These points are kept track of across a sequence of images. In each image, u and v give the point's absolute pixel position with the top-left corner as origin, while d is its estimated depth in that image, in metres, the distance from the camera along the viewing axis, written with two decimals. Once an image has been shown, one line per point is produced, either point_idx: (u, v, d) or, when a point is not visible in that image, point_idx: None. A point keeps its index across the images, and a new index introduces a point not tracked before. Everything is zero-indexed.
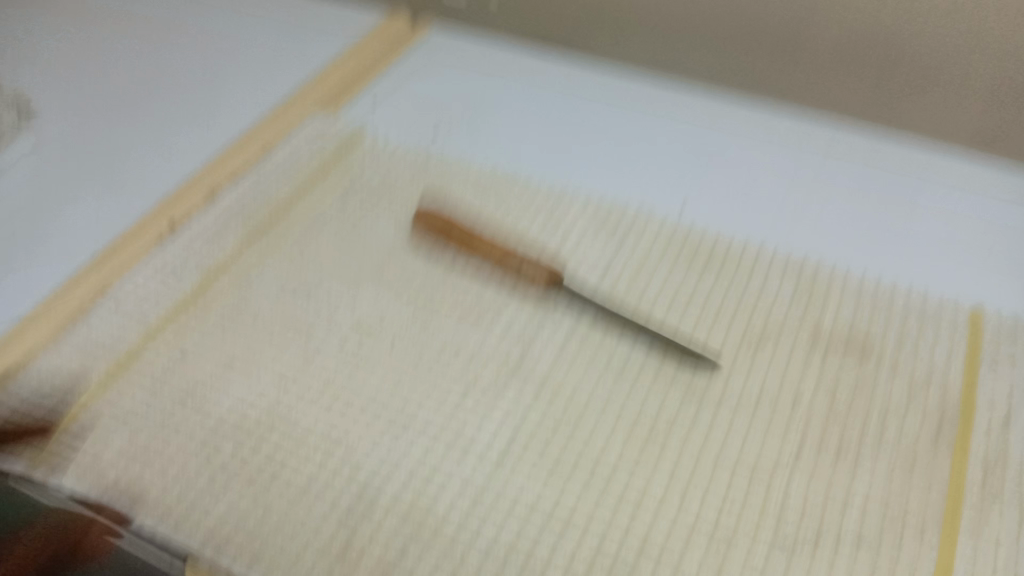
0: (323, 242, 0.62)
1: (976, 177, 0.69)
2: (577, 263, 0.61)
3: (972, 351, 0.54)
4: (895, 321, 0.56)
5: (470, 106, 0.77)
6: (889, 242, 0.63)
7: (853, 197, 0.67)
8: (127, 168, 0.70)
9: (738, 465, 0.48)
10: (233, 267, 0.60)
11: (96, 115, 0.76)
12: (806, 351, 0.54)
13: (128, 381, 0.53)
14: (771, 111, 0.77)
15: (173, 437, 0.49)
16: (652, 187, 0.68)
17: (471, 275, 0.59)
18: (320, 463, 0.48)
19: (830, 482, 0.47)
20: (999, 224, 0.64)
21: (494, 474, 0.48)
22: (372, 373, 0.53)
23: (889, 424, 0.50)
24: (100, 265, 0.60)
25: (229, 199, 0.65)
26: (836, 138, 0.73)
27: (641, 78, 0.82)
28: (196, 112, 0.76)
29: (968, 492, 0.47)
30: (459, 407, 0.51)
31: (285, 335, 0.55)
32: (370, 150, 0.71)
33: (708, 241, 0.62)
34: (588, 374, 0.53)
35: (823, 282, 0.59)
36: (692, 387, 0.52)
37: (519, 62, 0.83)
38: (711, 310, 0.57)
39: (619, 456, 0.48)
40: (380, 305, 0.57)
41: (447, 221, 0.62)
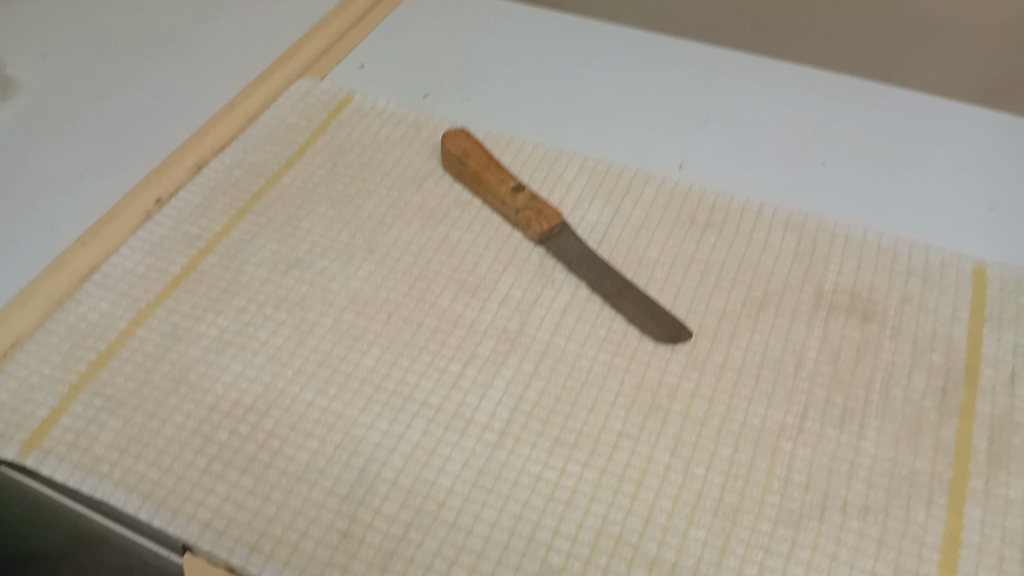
0: (315, 214, 0.60)
1: (981, 129, 0.68)
2: (577, 227, 0.59)
3: (976, 312, 0.54)
4: (898, 281, 0.55)
5: (458, 64, 0.75)
6: (892, 198, 0.62)
7: (852, 152, 0.66)
8: (106, 137, 0.67)
9: (742, 434, 0.47)
10: (222, 245, 0.58)
11: (77, 81, 0.73)
12: (809, 315, 0.53)
13: (119, 368, 0.51)
14: (768, 65, 0.75)
15: (165, 427, 0.49)
16: (648, 147, 0.66)
17: (466, 245, 0.58)
18: (316, 449, 0.47)
19: (833, 451, 0.47)
20: (1003, 178, 0.63)
21: (495, 453, 0.47)
22: (369, 352, 0.52)
23: (894, 389, 0.50)
24: (87, 240, 0.58)
25: (215, 172, 0.63)
26: (836, 92, 0.71)
27: (636, 34, 0.80)
28: (179, 77, 0.73)
29: (973, 461, 0.47)
30: (456, 385, 0.50)
31: (277, 315, 0.54)
32: (360, 112, 0.68)
33: (709, 202, 0.61)
34: (588, 345, 0.52)
35: (825, 242, 0.58)
36: (694, 354, 0.51)
37: (508, 18, 0.81)
38: (713, 272, 0.56)
39: (622, 429, 0.48)
40: (374, 281, 0.56)
41: (464, 151, 0.61)
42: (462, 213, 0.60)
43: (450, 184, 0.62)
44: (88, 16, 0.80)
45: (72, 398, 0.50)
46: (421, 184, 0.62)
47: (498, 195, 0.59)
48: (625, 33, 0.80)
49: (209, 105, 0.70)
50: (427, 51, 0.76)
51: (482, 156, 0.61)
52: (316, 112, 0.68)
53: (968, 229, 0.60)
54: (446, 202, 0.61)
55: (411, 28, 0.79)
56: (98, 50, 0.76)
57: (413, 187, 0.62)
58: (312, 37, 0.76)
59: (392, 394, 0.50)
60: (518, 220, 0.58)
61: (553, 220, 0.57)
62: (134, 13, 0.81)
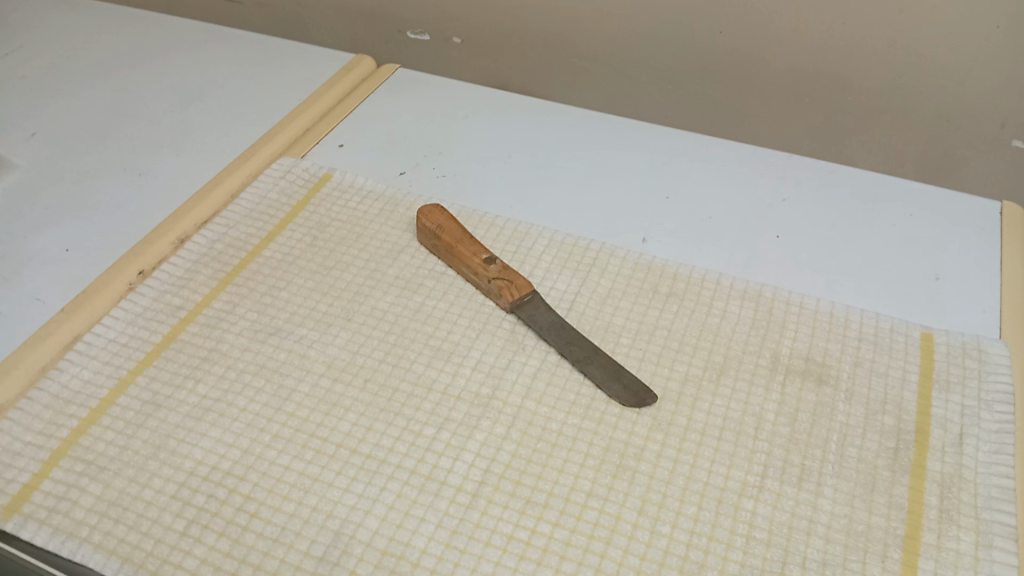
0: (295, 285, 0.62)
1: (926, 203, 0.72)
2: (547, 296, 0.62)
3: (924, 375, 0.57)
4: (850, 346, 0.58)
5: (433, 144, 0.79)
6: (843, 269, 0.66)
7: (806, 226, 0.70)
8: (92, 211, 0.70)
9: (706, 493, 0.49)
10: (203, 315, 0.60)
11: (65, 159, 0.75)
12: (768, 378, 0.56)
13: (100, 435, 0.53)
14: (728, 144, 0.80)
15: (145, 492, 0.50)
16: (614, 222, 0.70)
17: (440, 313, 0.60)
18: (292, 512, 0.48)
19: (793, 509, 0.49)
20: (947, 250, 0.67)
21: (468, 514, 0.48)
22: (345, 417, 0.53)
23: (849, 449, 0.52)
24: (71, 311, 0.60)
25: (198, 245, 0.66)
26: (790, 170, 0.76)
27: (603, 116, 0.84)
28: (164, 155, 0.76)
29: (925, 517, 0.49)
30: (431, 448, 0.52)
31: (256, 381, 0.55)
32: (339, 188, 0.72)
33: (671, 272, 0.64)
34: (558, 408, 0.54)
35: (781, 310, 0.61)
36: (659, 416, 0.53)
37: (482, 101, 0.85)
38: (676, 338, 0.59)
39: (591, 489, 0.49)
40: (351, 348, 0.58)
41: (439, 226, 0.64)
42: (437, 283, 0.63)
43: (425, 256, 0.65)
44: (78, 98, 0.84)
45: (53, 463, 0.51)
46: (398, 256, 0.65)
47: (471, 267, 0.62)
48: (592, 115, 0.84)
49: (192, 181, 0.73)
50: (405, 131, 0.80)
51: (456, 230, 0.64)
52: (297, 189, 0.71)
53: (915, 298, 0.63)
54: (421, 272, 0.64)
55: (389, 110, 0.83)
56: (88, 129, 0.79)
57: (390, 259, 0.65)
58: (294, 118, 0.80)
59: (368, 457, 0.51)
60: (490, 290, 0.61)
61: (524, 290, 0.60)
62: (122, 95, 0.85)
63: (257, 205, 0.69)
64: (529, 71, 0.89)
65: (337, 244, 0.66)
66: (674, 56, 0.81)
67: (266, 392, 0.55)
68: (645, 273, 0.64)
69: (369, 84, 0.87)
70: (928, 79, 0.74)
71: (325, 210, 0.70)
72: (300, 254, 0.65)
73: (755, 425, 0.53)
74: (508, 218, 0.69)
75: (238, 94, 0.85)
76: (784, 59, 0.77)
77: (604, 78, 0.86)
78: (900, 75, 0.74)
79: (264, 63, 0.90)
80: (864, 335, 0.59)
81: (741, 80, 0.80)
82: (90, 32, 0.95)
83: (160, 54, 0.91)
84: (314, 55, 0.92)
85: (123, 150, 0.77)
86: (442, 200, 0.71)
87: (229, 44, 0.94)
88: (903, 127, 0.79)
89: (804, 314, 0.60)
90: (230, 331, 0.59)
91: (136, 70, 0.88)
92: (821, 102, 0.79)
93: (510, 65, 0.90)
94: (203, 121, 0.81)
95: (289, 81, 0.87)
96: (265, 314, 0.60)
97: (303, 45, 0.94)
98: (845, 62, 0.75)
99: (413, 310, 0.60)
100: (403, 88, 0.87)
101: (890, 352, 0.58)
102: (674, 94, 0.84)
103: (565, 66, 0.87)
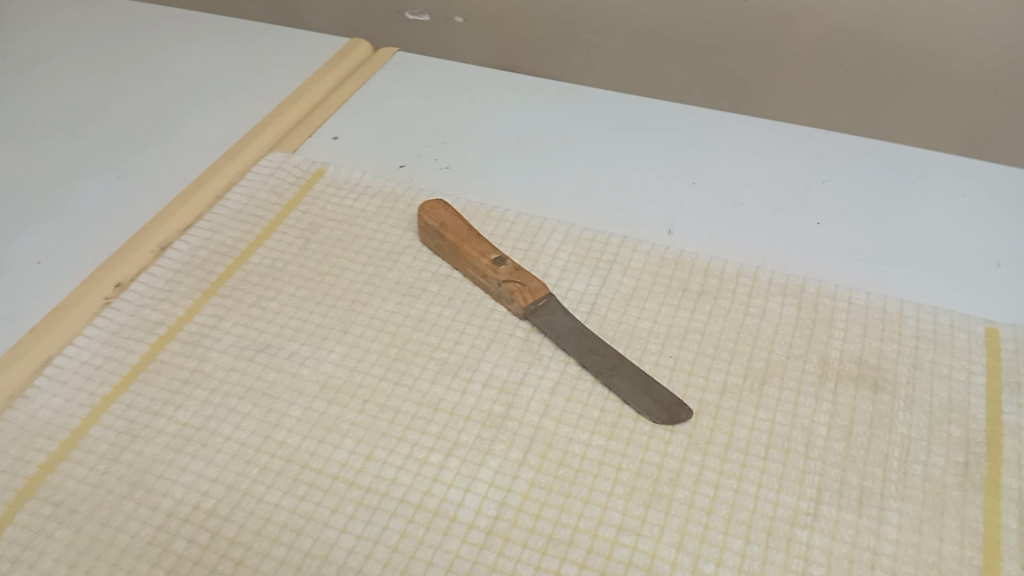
0: (285, 294, 0.57)
1: (978, 180, 0.65)
2: (564, 299, 0.56)
3: (992, 376, 0.50)
4: (906, 347, 0.52)
5: (435, 133, 0.72)
6: (892, 257, 0.59)
7: (847, 210, 0.63)
8: (68, 217, 0.64)
9: (752, 524, 0.43)
10: (185, 331, 0.54)
11: (39, 161, 0.70)
12: (815, 386, 0.50)
13: (71, 471, 0.47)
14: (755, 122, 0.73)
15: (119, 537, 0.44)
16: (635, 212, 0.64)
17: (446, 321, 0.54)
18: (284, 558, 0.43)
19: (853, 539, 0.43)
20: (1005, 232, 0.61)
21: (482, 556, 0.43)
22: (342, 444, 0.48)
23: (912, 465, 0.46)
24: (41, 331, 0.54)
25: (181, 253, 0.60)
26: (825, 148, 0.69)
27: (617, 96, 0.78)
28: (146, 155, 0.70)
29: (1005, 543, 0.43)
30: (438, 479, 0.46)
31: (243, 406, 0.50)
32: (333, 185, 0.66)
33: (700, 268, 0.58)
34: (580, 428, 0.48)
35: (826, 307, 0.54)
36: (695, 434, 0.47)
37: (486, 83, 0.79)
38: (709, 342, 0.52)
39: (621, 523, 0.44)
40: (348, 364, 0.52)
41: (443, 224, 0.58)
42: (441, 288, 0.57)
43: (428, 257, 0.59)
44: (54, 95, 0.78)
45: (20, 506, 0.46)
46: (399, 258, 0.59)
47: (478, 268, 0.56)
48: (605, 95, 0.78)
49: (176, 182, 0.67)
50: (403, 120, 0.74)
51: (461, 228, 0.58)
52: (287, 187, 0.66)
53: (974, 288, 0.57)
54: (424, 276, 0.58)
55: (386, 98, 0.77)
56: (64, 129, 0.73)
57: (389, 262, 0.59)
58: (284, 109, 0.74)
59: (368, 491, 0.45)
60: (500, 294, 0.55)
61: (538, 293, 0.54)
62: (101, 91, 0.79)
63: (246, 206, 0.64)
64: (537, 51, 0.82)
65: (332, 246, 0.60)
66: (693, 26, 0.73)
67: (256, 417, 0.49)
68: (673, 269, 0.58)
69: (364, 70, 0.80)
70: (974, 44, 0.65)
71: (321, 209, 0.64)
72: (292, 260, 0.59)
73: (804, 442, 0.47)
74: (517, 213, 0.63)
75: (225, 86, 0.79)
76: (809, 35, 0.69)
77: (617, 54, 0.79)
78: (942, 41, 0.65)
79: (252, 51, 0.84)
80: (921, 332, 0.53)
81: (767, 53, 0.72)
82: (67, 27, 0.89)
83: (141, 46, 0.85)
84: (305, 41, 0.85)
85: (101, 150, 0.71)
86: (446, 194, 0.65)
87: (214, 33, 0.87)
88: (947, 103, 0.69)
89: (852, 311, 0.54)
90: (216, 350, 0.53)
91: (116, 64, 0.83)
92: (856, 75, 0.70)
93: (517, 45, 0.83)
94: (188, 116, 0.75)
95: (279, 70, 0.81)
96: (255, 328, 0.54)
97: (294, 30, 0.88)
98: (880, 28, 0.66)
99: (417, 319, 0.55)
100: (400, 73, 0.81)
101: (952, 351, 0.52)
102: (694, 69, 0.76)
103: (576, 43, 0.79)
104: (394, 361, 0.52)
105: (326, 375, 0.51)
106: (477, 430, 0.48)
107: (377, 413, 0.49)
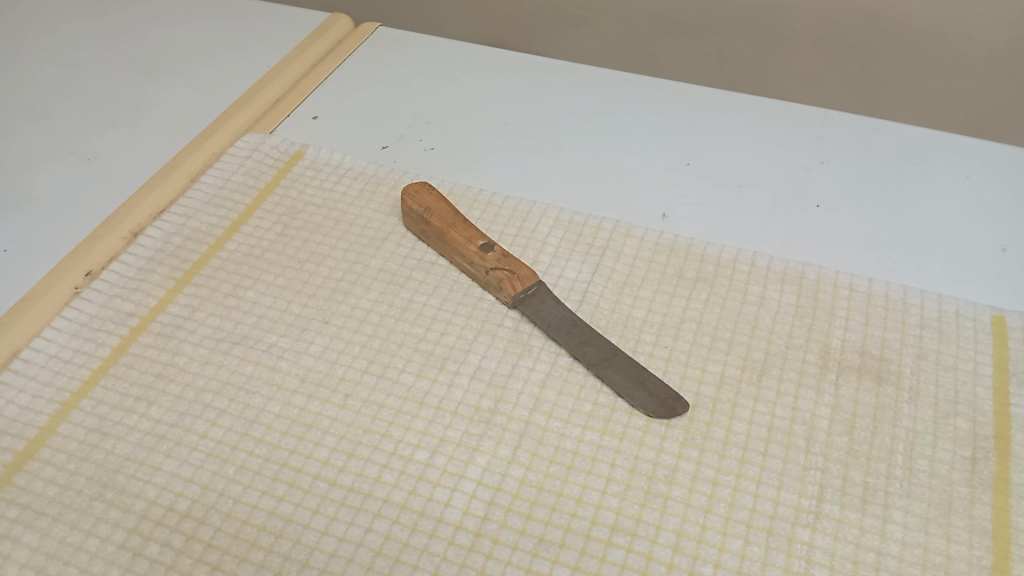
0: (263, 283, 0.54)
1: (982, 163, 0.63)
2: (554, 287, 0.53)
3: (1000, 367, 0.48)
4: (911, 336, 0.50)
5: (420, 113, 0.70)
6: (895, 243, 0.57)
7: (848, 194, 0.61)
8: (35, 203, 0.61)
9: (752, 523, 0.42)
10: (158, 323, 0.52)
11: (6, 145, 0.67)
12: (817, 377, 0.48)
13: (38, 472, 0.45)
14: (751, 102, 0.70)
15: (88, 540, 0.42)
16: (629, 196, 0.61)
17: (432, 311, 0.52)
18: (261, 562, 0.41)
19: (857, 539, 0.41)
20: (1012, 216, 0.59)
21: (470, 559, 0.41)
22: (322, 441, 0.45)
23: (918, 461, 0.44)
24: (6, 323, 0.51)
25: (154, 239, 0.57)
26: (825, 129, 0.67)
27: (610, 75, 0.75)
28: (118, 136, 0.68)
29: (1014, 543, 0.41)
30: (424, 478, 0.44)
31: (218, 401, 0.48)
32: (313, 167, 0.63)
33: (696, 254, 0.55)
34: (572, 423, 0.46)
35: (828, 295, 0.52)
36: (692, 429, 0.45)
37: (472, 61, 0.76)
38: (706, 332, 0.50)
39: (616, 523, 0.42)
40: (328, 357, 0.50)
41: (428, 208, 0.55)
42: (427, 276, 0.54)
43: (413, 243, 0.57)
44: (22, 75, 0.75)
45: None
46: (382, 244, 0.56)
47: (465, 255, 0.53)
48: (597, 74, 0.75)
49: (148, 164, 0.64)
50: (387, 100, 0.71)
51: (447, 213, 0.55)
52: (266, 169, 0.63)
53: (981, 274, 0.55)
54: (409, 264, 0.55)
55: (369, 77, 0.74)
56: (32, 111, 0.70)
57: (372, 249, 0.56)
58: (262, 89, 0.71)
59: (350, 491, 0.43)
60: (489, 283, 0.52)
61: (528, 281, 0.52)
62: (72, 70, 0.75)
63: (222, 190, 0.61)
64: (525, 26, 0.79)
65: (313, 233, 0.57)
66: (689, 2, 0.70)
67: (232, 413, 0.47)
68: (669, 254, 0.55)
69: (346, 48, 0.77)
70: (980, 23, 0.62)
71: (301, 192, 0.61)
72: (271, 247, 0.57)
73: (806, 437, 0.45)
74: (506, 197, 0.60)
75: (200, 64, 0.76)
76: (811, 10, 0.66)
77: (609, 29, 0.75)
78: (947, 16, 0.63)
79: (229, 29, 0.81)
80: (926, 320, 0.51)
81: (765, 28, 0.69)
82: (36, 3, 0.85)
83: (113, 24, 0.82)
84: (285, 18, 0.82)
85: (71, 132, 0.68)
86: (431, 177, 0.63)
87: (191, 9, 0.84)
88: (950, 84, 0.67)
89: (854, 299, 0.52)
90: (191, 342, 0.51)
91: (87, 43, 0.79)
92: (857, 52, 0.68)
93: (504, 18, 0.79)
94: (162, 95, 0.72)
95: (257, 47, 0.78)
96: (232, 319, 0.52)
97: (273, 6, 0.85)
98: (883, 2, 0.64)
99: (402, 309, 0.52)
100: (384, 52, 0.78)
101: (957, 341, 0.50)
102: (689, 46, 0.73)
103: (566, 18, 0.76)
104: (378, 353, 0.50)
105: (306, 368, 0.49)
106: (464, 426, 0.46)
107: (359, 408, 0.47)
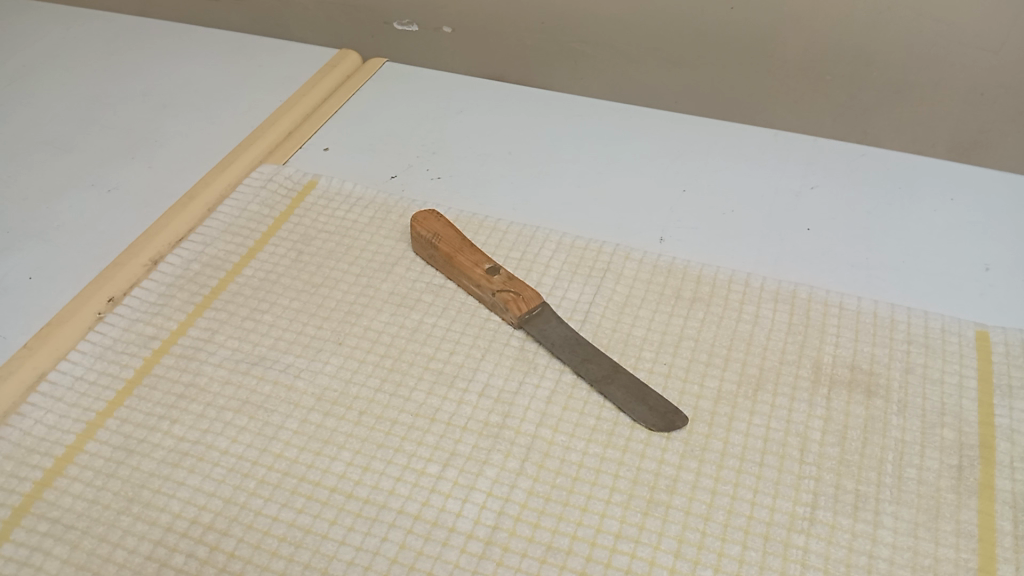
0: (279, 306, 0.57)
1: (965, 186, 0.66)
2: (558, 307, 0.56)
3: (984, 379, 0.51)
4: (899, 351, 0.52)
5: (427, 143, 0.73)
6: (884, 263, 0.60)
7: (838, 216, 0.64)
8: (57, 232, 0.64)
9: (750, 529, 0.44)
10: (179, 345, 0.54)
11: (29, 177, 0.70)
12: (810, 391, 0.50)
13: (67, 487, 0.47)
14: (745, 131, 0.73)
15: (116, 552, 0.44)
16: (627, 220, 0.64)
17: (442, 331, 0.54)
18: (282, 571, 0.43)
19: (849, 543, 0.43)
20: (993, 236, 0.61)
21: (481, 565, 0.43)
22: (339, 456, 0.48)
23: (906, 469, 0.46)
24: (33, 347, 0.54)
25: (173, 266, 0.60)
26: (815, 155, 0.70)
27: (607, 106, 0.78)
28: (136, 169, 0.70)
29: (999, 546, 0.43)
30: (435, 490, 0.46)
31: (238, 419, 0.50)
32: (325, 197, 0.66)
33: (694, 274, 0.58)
34: (577, 436, 0.48)
35: (819, 312, 0.55)
36: (691, 441, 0.48)
37: (476, 93, 0.79)
38: (704, 349, 0.53)
39: (620, 530, 0.44)
40: (343, 376, 0.52)
41: (435, 233, 0.58)
42: (435, 298, 0.57)
43: (422, 267, 0.59)
44: (43, 111, 0.78)
45: (15, 522, 0.45)
46: (393, 269, 0.59)
47: (473, 278, 0.56)
48: (596, 105, 0.78)
49: (165, 196, 0.67)
50: (394, 131, 0.74)
51: (454, 238, 0.58)
52: (279, 199, 0.65)
53: (964, 293, 0.57)
54: (418, 287, 0.58)
55: (377, 110, 0.77)
56: (52, 143, 0.73)
57: (383, 273, 0.59)
58: (274, 121, 0.74)
59: (366, 503, 0.45)
60: (495, 303, 0.55)
61: (533, 302, 0.54)
62: (91, 106, 0.78)
63: (237, 219, 0.64)
64: (526, 59, 0.82)
65: (326, 257, 0.60)
66: (682, 35, 0.73)
67: (252, 429, 0.49)
68: (668, 276, 0.58)
69: (353, 82, 0.81)
70: (961, 50, 0.65)
71: (312, 219, 0.64)
72: (286, 271, 0.59)
73: (800, 449, 0.47)
74: (509, 222, 0.63)
75: (214, 100, 0.79)
76: (797, 42, 0.69)
77: (605, 61, 0.78)
78: (930, 46, 0.66)
79: (242, 65, 0.84)
80: (911, 336, 0.53)
81: (756, 60, 0.72)
82: (54, 42, 0.89)
83: (130, 61, 0.85)
84: (296, 54, 0.86)
85: (89, 165, 0.71)
86: (438, 204, 0.65)
87: (204, 46, 0.88)
88: (934, 111, 0.70)
89: (842, 316, 0.55)
90: (213, 361, 0.53)
91: (105, 79, 0.82)
92: (845, 82, 0.71)
93: (504, 52, 0.82)
94: (176, 128, 0.75)
95: (268, 81, 0.81)
96: (251, 341, 0.54)
97: (282, 43, 0.88)
98: (868, 35, 0.67)
99: (414, 330, 0.55)
100: (390, 85, 0.81)
101: (940, 355, 0.52)
102: (684, 78, 0.76)
103: (564, 52, 0.79)
104: (392, 372, 0.52)
105: (324, 387, 0.51)
106: (473, 442, 0.48)
107: (373, 424, 0.49)
